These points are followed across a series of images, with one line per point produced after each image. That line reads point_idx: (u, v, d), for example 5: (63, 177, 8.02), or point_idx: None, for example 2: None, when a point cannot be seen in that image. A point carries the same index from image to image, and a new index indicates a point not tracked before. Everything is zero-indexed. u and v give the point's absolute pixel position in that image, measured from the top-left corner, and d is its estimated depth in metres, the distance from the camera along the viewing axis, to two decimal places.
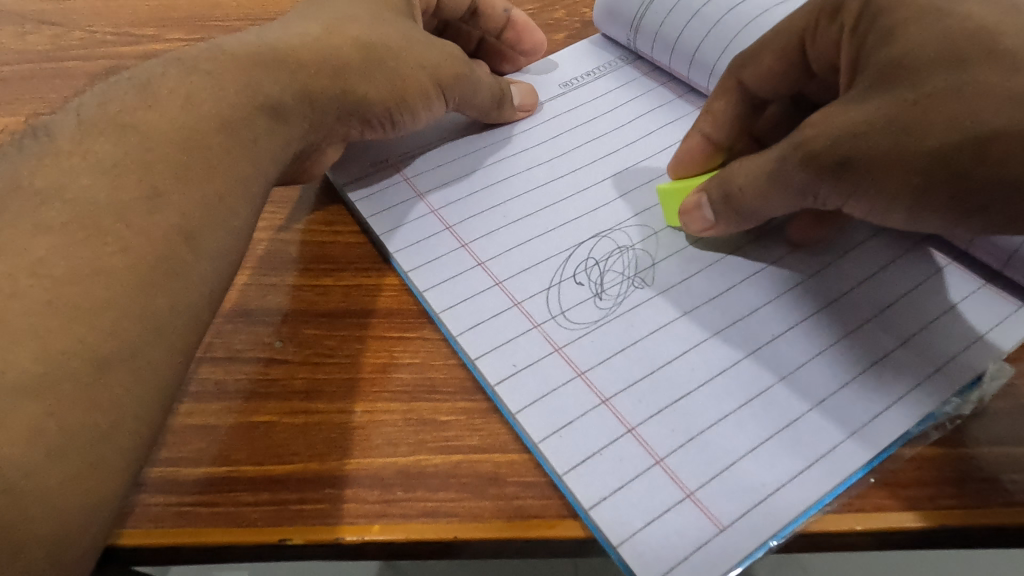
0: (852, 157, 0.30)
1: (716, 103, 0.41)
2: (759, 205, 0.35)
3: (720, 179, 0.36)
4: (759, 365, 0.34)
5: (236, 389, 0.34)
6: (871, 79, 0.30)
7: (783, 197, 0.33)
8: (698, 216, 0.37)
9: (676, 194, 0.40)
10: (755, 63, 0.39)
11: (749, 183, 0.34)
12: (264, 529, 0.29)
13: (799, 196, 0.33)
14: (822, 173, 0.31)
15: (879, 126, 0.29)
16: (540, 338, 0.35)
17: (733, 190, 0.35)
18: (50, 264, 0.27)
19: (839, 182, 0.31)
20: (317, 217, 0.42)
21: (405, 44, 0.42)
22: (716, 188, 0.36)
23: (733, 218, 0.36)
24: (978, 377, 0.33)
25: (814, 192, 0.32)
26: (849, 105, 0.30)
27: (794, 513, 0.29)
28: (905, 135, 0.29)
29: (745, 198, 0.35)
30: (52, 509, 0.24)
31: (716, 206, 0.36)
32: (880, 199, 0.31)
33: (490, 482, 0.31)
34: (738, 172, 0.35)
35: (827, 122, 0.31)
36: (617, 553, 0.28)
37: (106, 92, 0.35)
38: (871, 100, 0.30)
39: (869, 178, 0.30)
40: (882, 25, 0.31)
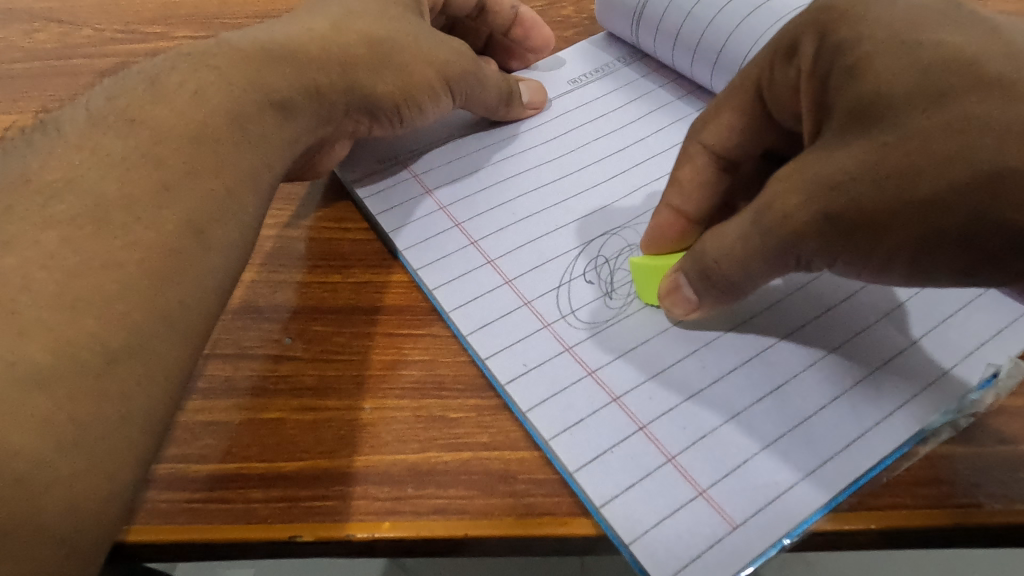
0: (833, 213, 0.27)
1: (682, 170, 0.38)
2: (738, 278, 0.31)
3: (692, 256, 0.33)
4: (771, 364, 0.33)
5: (245, 385, 0.34)
6: (839, 126, 0.28)
7: (761, 264, 0.30)
8: (679, 297, 0.34)
9: (651, 272, 0.36)
10: (714, 122, 0.37)
11: (725, 255, 0.31)
12: (273, 526, 0.29)
13: (780, 262, 0.30)
14: (801, 234, 0.28)
15: (859, 175, 0.26)
16: (550, 337, 0.35)
17: (707, 265, 0.32)
18: (59, 258, 0.27)
19: (822, 241, 0.28)
20: (324, 214, 0.42)
21: (411, 39, 0.42)
22: (691, 264, 0.33)
23: (716, 295, 0.33)
24: (993, 375, 0.32)
25: (794, 253, 0.29)
26: (829, 151, 0.28)
27: (806, 511, 0.29)
28: (892, 182, 0.26)
29: (723, 271, 0.32)
30: (62, 499, 0.24)
31: (695, 284, 0.33)
32: (871, 254, 0.28)
33: (501, 480, 0.30)
34: (710, 247, 0.32)
35: (801, 173, 0.28)
36: (629, 550, 0.28)
37: (114, 87, 0.35)
38: (849, 147, 0.27)
39: (861, 231, 0.27)
40: (842, 64, 0.29)
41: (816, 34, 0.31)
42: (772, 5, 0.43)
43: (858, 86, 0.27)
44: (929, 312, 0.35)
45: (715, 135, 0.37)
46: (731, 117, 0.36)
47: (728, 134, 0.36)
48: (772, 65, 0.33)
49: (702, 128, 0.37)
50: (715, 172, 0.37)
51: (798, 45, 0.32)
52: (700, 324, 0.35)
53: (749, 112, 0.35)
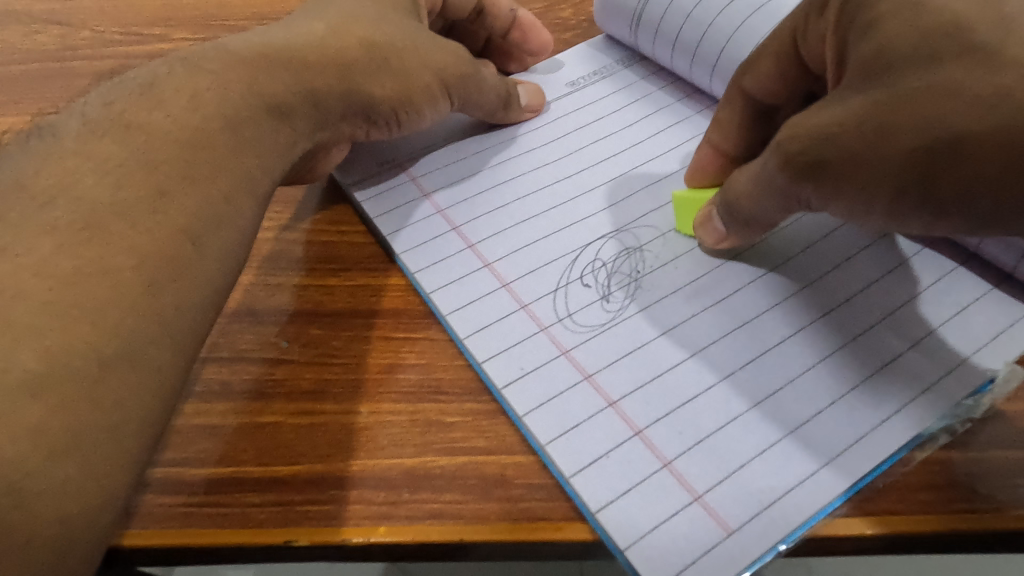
0: (824, 159, 0.29)
1: (722, 112, 0.39)
2: (755, 213, 0.35)
3: (721, 192, 0.36)
4: (768, 368, 0.33)
5: (242, 389, 0.34)
6: (853, 79, 0.29)
7: (769, 199, 0.33)
8: (711, 228, 0.37)
9: (691, 203, 0.40)
10: (754, 69, 0.37)
11: (745, 189, 0.34)
12: (269, 531, 0.29)
13: (784, 202, 0.33)
14: (796, 174, 0.30)
15: (849, 127, 0.28)
16: (547, 341, 0.35)
17: (731, 199, 0.35)
18: (54, 264, 0.27)
19: (819, 184, 0.30)
20: (322, 217, 0.42)
21: (409, 43, 0.42)
22: (721, 198, 0.36)
23: (738, 227, 0.36)
24: (990, 379, 0.32)
25: (795, 195, 0.32)
26: (827, 105, 0.29)
27: (802, 516, 0.29)
28: (874, 132, 0.27)
29: (742, 205, 0.35)
30: (55, 507, 0.24)
31: (723, 217, 0.36)
32: (855, 203, 0.29)
33: (496, 484, 0.30)
34: (737, 184, 0.35)
35: (805, 123, 0.30)
36: (624, 556, 0.28)
37: (111, 92, 0.35)
38: (851, 100, 0.28)
39: (846, 179, 0.29)
40: (865, 18, 0.29)
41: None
42: (772, 7, 0.43)
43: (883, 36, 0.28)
44: (936, 257, 0.37)
45: (754, 82, 0.37)
46: (768, 65, 0.36)
47: (767, 81, 0.37)
48: (806, 21, 0.33)
49: (744, 74, 0.38)
50: (749, 116, 0.38)
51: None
52: (718, 307, 0.36)
53: (786, 63, 0.36)
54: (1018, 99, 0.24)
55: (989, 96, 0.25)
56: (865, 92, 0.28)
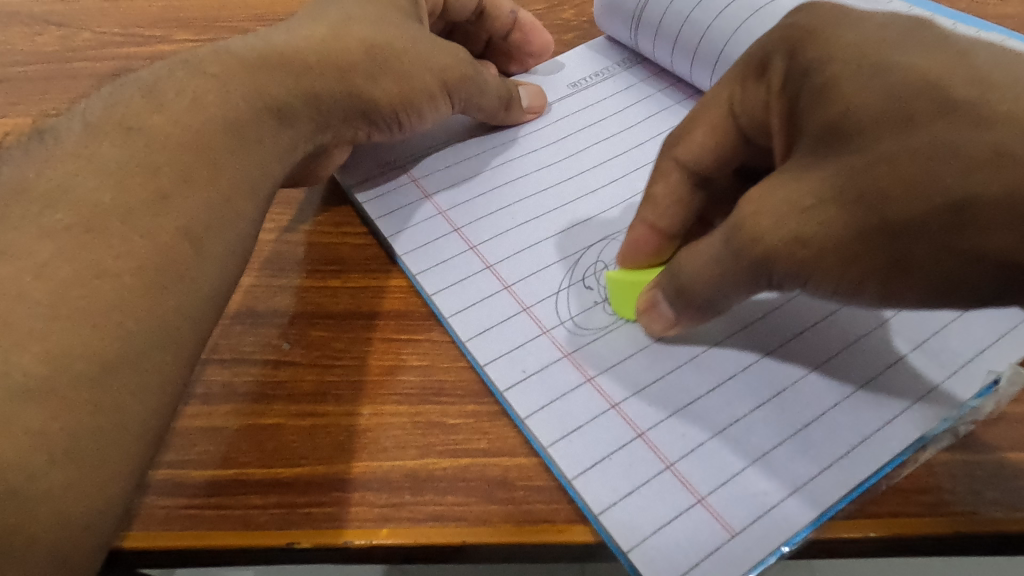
0: (804, 236, 0.26)
1: (658, 187, 0.36)
2: (716, 297, 0.30)
3: (668, 272, 0.32)
4: (771, 370, 0.33)
5: (243, 391, 0.34)
6: (807, 148, 0.27)
7: (733, 282, 0.29)
8: (656, 314, 0.33)
9: (627, 286, 0.35)
10: (686, 140, 0.35)
11: (699, 274, 0.30)
12: (270, 532, 0.29)
13: (749, 280, 0.29)
14: (772, 252, 0.27)
15: (830, 199, 0.26)
16: (549, 343, 0.35)
17: (683, 283, 0.31)
18: (54, 267, 0.27)
19: (795, 262, 0.27)
20: (324, 218, 0.42)
21: (410, 45, 0.42)
22: (667, 282, 0.32)
23: (691, 313, 0.32)
24: (994, 382, 0.32)
25: (765, 273, 0.28)
26: (795, 175, 0.27)
27: (806, 519, 0.29)
28: (864, 206, 0.25)
29: (697, 290, 0.31)
30: (56, 511, 0.24)
31: (672, 302, 0.32)
32: (844, 278, 0.27)
33: (499, 486, 0.30)
34: (685, 267, 0.31)
35: (764, 204, 0.27)
36: (626, 558, 0.28)
37: (112, 95, 0.35)
38: (819, 169, 0.27)
39: (826, 256, 0.27)
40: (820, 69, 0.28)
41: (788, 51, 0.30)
42: (771, 9, 0.43)
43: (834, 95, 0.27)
44: (925, 323, 0.34)
45: (689, 151, 0.35)
46: (703, 133, 0.34)
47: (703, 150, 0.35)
48: (743, 82, 0.33)
49: (675, 144, 0.35)
50: (688, 189, 0.36)
51: (769, 62, 0.31)
52: (720, 308, 0.36)
53: (721, 134, 0.34)
54: (1017, 157, 0.23)
55: (985, 157, 0.23)
56: (830, 161, 0.26)
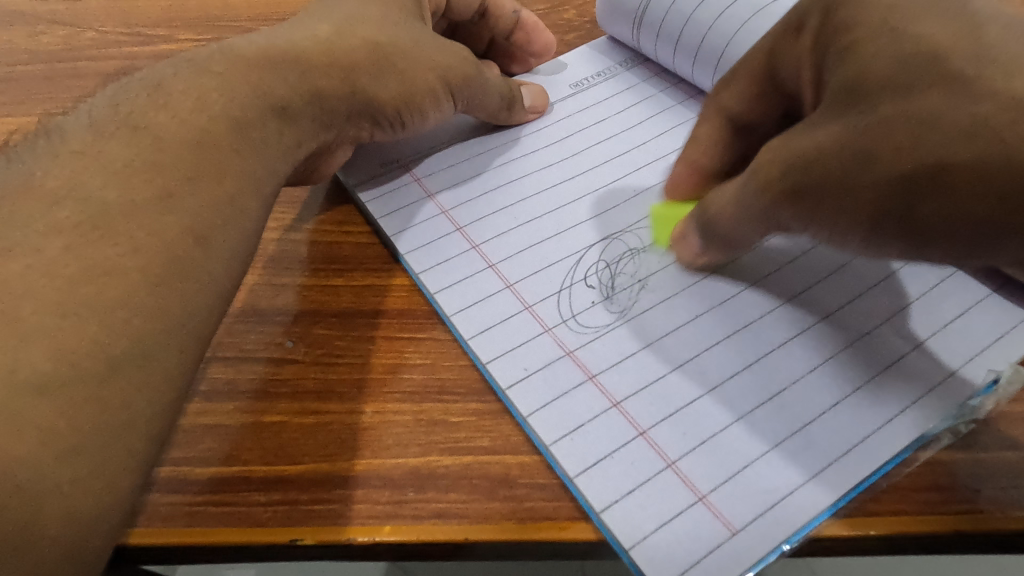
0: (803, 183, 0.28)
1: (702, 128, 0.38)
2: (735, 232, 0.34)
3: (698, 209, 0.36)
4: (771, 370, 0.33)
5: (247, 388, 0.34)
6: (831, 100, 0.28)
7: (751, 225, 0.32)
8: (686, 244, 0.37)
9: (667, 219, 0.40)
10: (729, 87, 0.36)
11: (727, 208, 0.33)
12: (274, 529, 0.29)
13: (764, 222, 0.32)
14: (779, 199, 0.30)
15: (831, 152, 0.27)
16: (551, 342, 0.35)
17: (711, 215, 0.34)
18: (61, 265, 0.27)
19: (798, 211, 0.29)
20: (326, 217, 0.42)
21: (413, 44, 0.42)
22: (699, 215, 0.35)
23: (716, 248, 0.35)
24: (994, 381, 0.32)
25: (774, 219, 0.31)
26: (808, 126, 0.29)
27: (807, 516, 0.29)
28: (860, 161, 0.26)
29: (723, 222, 0.34)
30: (62, 506, 0.24)
31: (702, 235, 0.36)
32: (835, 228, 0.29)
33: (501, 484, 0.30)
34: (715, 200, 0.34)
35: (785, 148, 0.29)
36: (628, 556, 0.28)
37: (117, 93, 0.35)
38: (827, 125, 0.28)
39: (822, 205, 0.28)
40: (837, 46, 0.29)
41: (823, 11, 0.31)
42: (772, 9, 0.44)
43: (849, 65, 0.28)
44: (918, 272, 0.36)
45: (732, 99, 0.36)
46: (743, 86, 0.35)
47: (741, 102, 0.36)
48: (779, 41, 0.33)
49: (722, 91, 0.37)
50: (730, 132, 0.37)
51: (806, 19, 0.32)
52: (722, 307, 0.36)
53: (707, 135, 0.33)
54: (996, 132, 0.24)
55: (966, 125, 0.24)
56: (838, 119, 0.27)
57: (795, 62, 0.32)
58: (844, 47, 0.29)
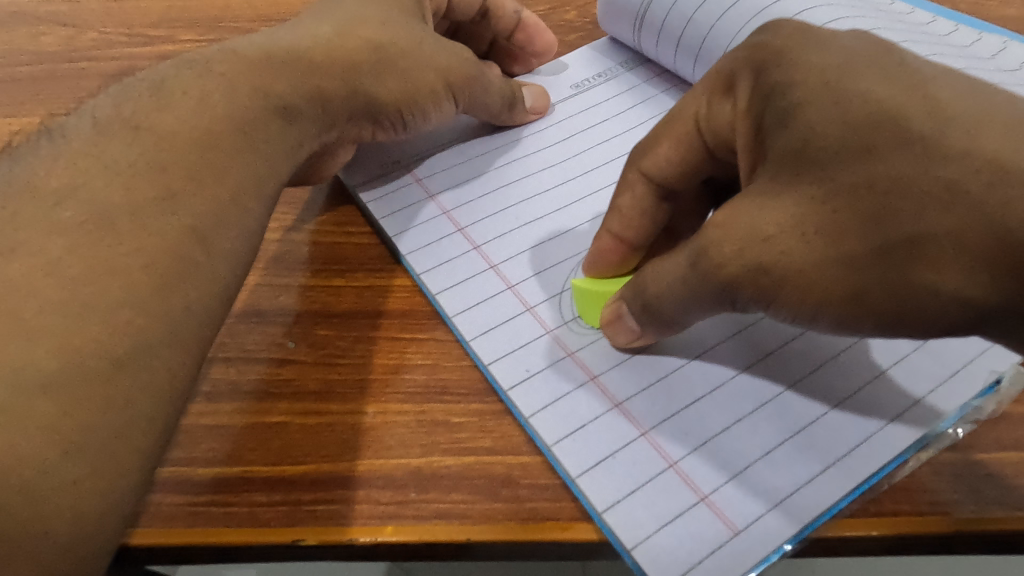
0: (767, 263, 0.26)
1: (623, 197, 0.36)
2: (680, 313, 0.30)
3: (636, 284, 0.32)
4: (772, 371, 0.33)
5: (249, 389, 0.34)
6: (773, 168, 0.27)
7: (699, 303, 0.29)
8: (621, 326, 0.33)
9: (593, 295, 0.35)
10: (651, 152, 0.35)
11: (666, 292, 0.30)
12: (277, 529, 0.29)
13: (715, 303, 0.29)
14: (734, 279, 0.27)
15: (785, 233, 0.26)
16: (553, 343, 0.35)
17: (651, 297, 0.31)
18: (65, 265, 0.27)
19: (758, 288, 0.27)
20: (327, 218, 0.42)
21: (415, 45, 0.42)
22: (634, 296, 0.32)
23: (656, 328, 0.32)
24: (996, 382, 0.32)
25: (730, 297, 0.28)
26: (769, 183, 0.27)
27: (809, 516, 0.29)
28: (830, 235, 0.25)
29: (664, 305, 0.30)
30: (67, 505, 0.24)
31: (638, 316, 0.32)
32: (802, 309, 0.27)
33: (503, 484, 0.30)
34: (650, 281, 0.31)
35: (729, 232, 0.27)
36: (630, 556, 0.28)
37: (120, 94, 0.35)
38: (782, 200, 0.26)
39: (790, 284, 0.26)
40: (776, 106, 0.28)
41: (753, 71, 0.30)
42: (773, 9, 0.44)
43: (795, 128, 0.27)
44: (891, 340, 0.34)
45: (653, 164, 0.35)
46: (669, 145, 0.34)
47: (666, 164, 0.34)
48: (710, 98, 0.32)
49: (652, 149, 0.35)
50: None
51: (735, 80, 0.31)
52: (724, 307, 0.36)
53: (688, 145, 0.34)
54: (973, 198, 0.23)
55: (940, 193, 0.23)
56: (797, 190, 0.26)
57: (726, 123, 0.31)
58: (790, 103, 0.28)
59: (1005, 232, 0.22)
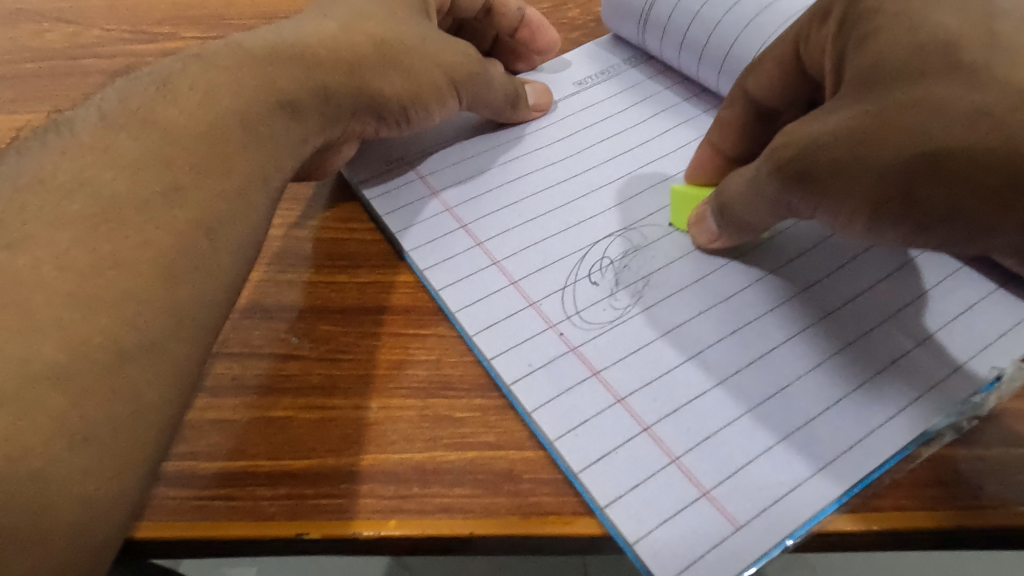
0: (807, 171, 0.30)
1: (727, 110, 0.39)
2: (748, 218, 0.35)
3: (717, 190, 0.37)
4: (774, 367, 0.33)
5: (253, 384, 0.34)
6: (845, 89, 0.29)
7: (764, 207, 0.33)
8: (705, 227, 0.38)
9: (688, 199, 0.40)
10: (756, 71, 0.37)
11: (738, 194, 0.34)
12: (280, 523, 0.30)
13: (778, 209, 0.33)
14: (787, 182, 0.31)
15: (836, 141, 0.28)
16: (556, 338, 0.35)
17: (723, 201, 0.36)
18: (73, 258, 0.27)
19: (806, 192, 0.30)
20: (331, 214, 0.42)
21: (420, 41, 0.42)
22: (714, 200, 0.37)
23: (729, 230, 0.36)
24: (997, 377, 0.32)
25: (781, 201, 0.32)
26: (821, 115, 0.29)
27: (810, 511, 0.29)
28: (863, 146, 0.28)
29: (736, 210, 0.35)
30: (76, 495, 0.24)
31: (717, 219, 0.37)
32: (837, 212, 0.30)
33: (505, 479, 0.31)
34: (730, 186, 0.35)
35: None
36: (632, 551, 0.28)
37: (126, 88, 0.35)
38: (837, 113, 0.29)
39: (831, 186, 0.29)
40: (857, 32, 0.30)
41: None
42: (780, 6, 0.43)
43: (868, 52, 0.29)
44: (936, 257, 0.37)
45: (758, 83, 0.38)
46: (769, 70, 0.37)
47: (769, 84, 0.37)
48: (810, 25, 0.33)
49: (747, 76, 0.38)
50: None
51: (831, 7, 0.32)
52: (727, 304, 0.36)
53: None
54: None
55: (966, 113, 0.25)
56: (853, 106, 0.28)
57: (819, 46, 0.33)
58: (859, 36, 0.29)
59: (1016, 151, 0.25)
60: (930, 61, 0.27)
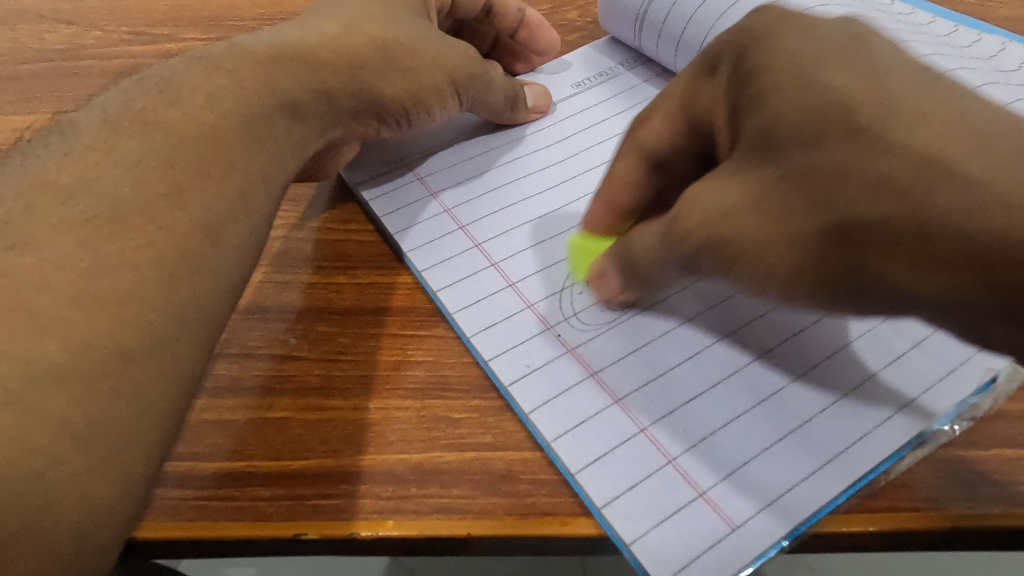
0: (726, 236, 0.27)
1: (618, 166, 0.35)
2: (657, 275, 0.32)
3: (619, 246, 0.33)
4: (769, 369, 0.34)
5: (252, 385, 0.34)
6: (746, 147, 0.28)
7: (671, 266, 0.30)
8: (604, 284, 0.35)
9: (583, 252, 0.39)
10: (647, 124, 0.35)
11: (650, 246, 0.31)
12: (279, 524, 0.30)
13: (686, 269, 0.30)
14: (697, 250, 0.28)
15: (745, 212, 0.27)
16: (553, 340, 0.35)
17: (632, 259, 0.32)
18: (75, 259, 0.28)
19: (730, 253, 0.28)
20: (331, 215, 0.42)
21: (420, 44, 0.42)
22: (620, 255, 0.33)
23: (630, 285, 0.34)
24: (992, 379, 0.33)
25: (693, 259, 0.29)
26: (716, 181, 0.28)
27: (804, 513, 0.29)
28: (780, 215, 0.26)
29: (645, 266, 0.32)
30: (78, 494, 0.24)
31: (620, 272, 0.34)
32: (757, 287, 0.28)
33: (503, 479, 0.31)
34: (636, 241, 0.32)
35: (700, 200, 0.28)
36: (629, 551, 0.28)
37: (128, 90, 0.35)
38: (738, 179, 0.27)
39: (772, 247, 0.27)
40: (749, 90, 0.29)
41: (736, 53, 0.30)
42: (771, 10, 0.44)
43: (763, 114, 0.27)
44: (909, 325, 0.35)
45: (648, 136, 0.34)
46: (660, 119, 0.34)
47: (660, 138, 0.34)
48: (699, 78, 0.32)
49: (657, 119, 0.35)
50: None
51: (719, 62, 0.31)
52: (724, 305, 0.36)
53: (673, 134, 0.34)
54: (899, 186, 0.24)
55: (876, 181, 0.24)
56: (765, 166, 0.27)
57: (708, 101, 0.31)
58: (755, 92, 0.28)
59: (932, 225, 0.23)
60: (832, 121, 0.25)
